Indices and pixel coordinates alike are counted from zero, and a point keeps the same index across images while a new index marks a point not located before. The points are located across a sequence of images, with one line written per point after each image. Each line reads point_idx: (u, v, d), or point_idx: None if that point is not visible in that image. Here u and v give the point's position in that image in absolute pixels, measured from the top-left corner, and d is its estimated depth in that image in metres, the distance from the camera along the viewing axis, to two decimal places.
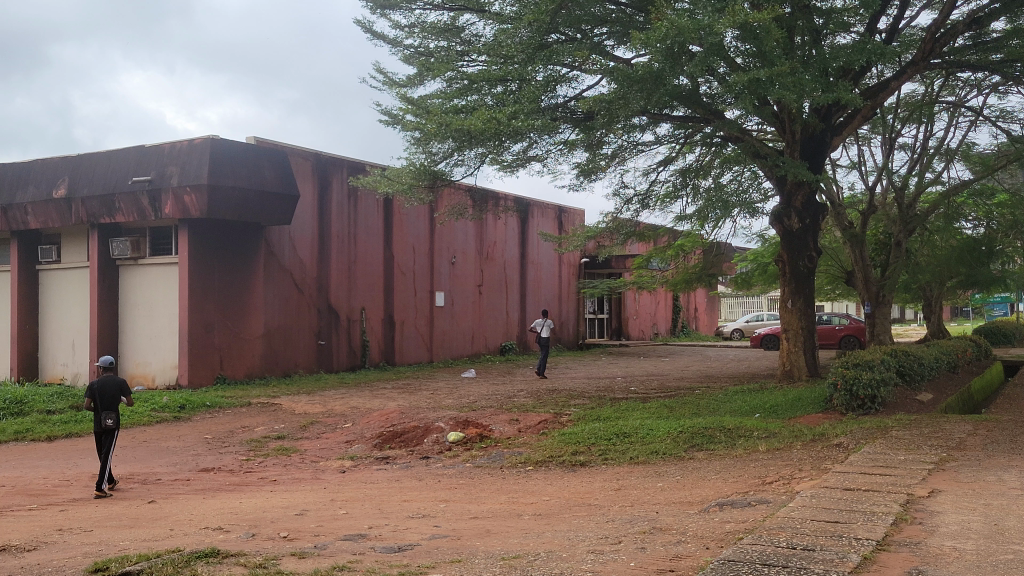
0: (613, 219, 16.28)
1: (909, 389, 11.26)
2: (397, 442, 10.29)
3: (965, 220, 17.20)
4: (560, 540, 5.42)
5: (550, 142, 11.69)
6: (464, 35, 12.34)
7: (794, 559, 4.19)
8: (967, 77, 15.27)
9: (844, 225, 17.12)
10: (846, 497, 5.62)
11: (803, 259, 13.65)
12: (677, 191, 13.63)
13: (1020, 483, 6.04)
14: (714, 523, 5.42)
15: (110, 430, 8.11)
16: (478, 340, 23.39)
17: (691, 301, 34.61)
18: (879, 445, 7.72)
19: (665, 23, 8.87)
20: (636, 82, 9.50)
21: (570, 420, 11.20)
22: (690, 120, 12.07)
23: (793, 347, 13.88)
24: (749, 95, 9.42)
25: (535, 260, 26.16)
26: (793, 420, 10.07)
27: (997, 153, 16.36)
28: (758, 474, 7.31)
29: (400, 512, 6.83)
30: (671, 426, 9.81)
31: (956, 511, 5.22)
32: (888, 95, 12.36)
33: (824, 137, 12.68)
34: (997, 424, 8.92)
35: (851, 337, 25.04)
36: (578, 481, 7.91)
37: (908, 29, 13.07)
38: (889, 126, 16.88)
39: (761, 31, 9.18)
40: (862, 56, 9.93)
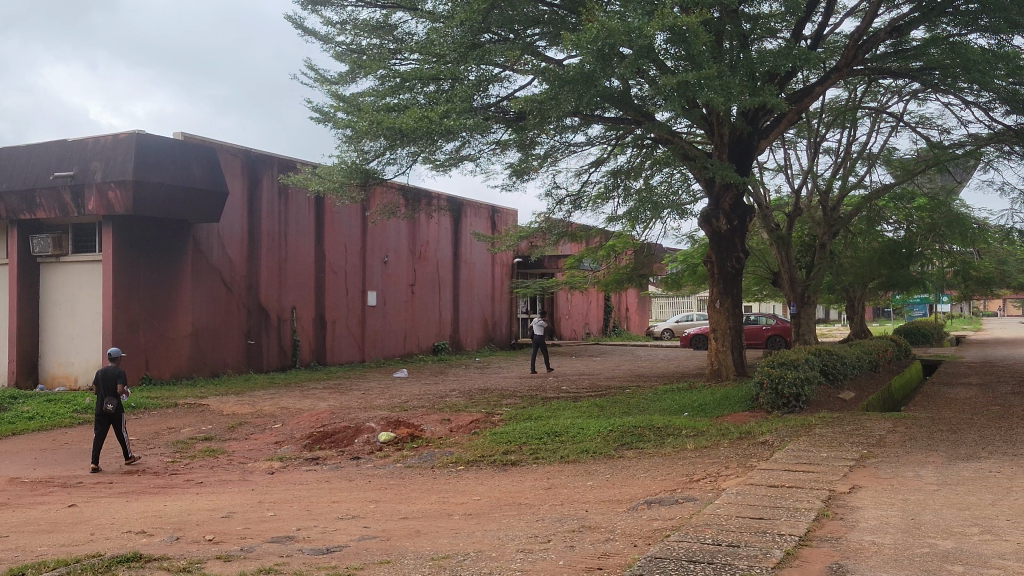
0: (545, 219, 16.33)
1: (831, 388, 11.52)
2: (327, 443, 10.19)
3: (887, 223, 17.65)
4: (490, 540, 5.42)
5: (483, 142, 11.69)
6: (396, 33, 12.29)
7: (719, 556, 4.25)
8: (889, 83, 15.67)
9: (770, 227, 17.43)
10: (770, 494, 5.73)
11: (731, 260, 13.87)
12: (609, 192, 13.73)
13: (936, 480, 6.23)
14: (642, 520, 5.48)
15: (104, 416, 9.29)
16: (410, 340, 23.28)
17: (622, 302, 34.99)
18: (803, 442, 7.88)
19: (595, 24, 8.96)
20: (567, 83, 9.56)
21: (502, 420, 11.22)
22: (622, 121, 12.17)
23: (721, 347, 14.11)
24: (678, 98, 9.53)
25: (467, 259, 26.14)
26: (720, 419, 10.22)
27: (916, 159, 16.83)
28: (685, 472, 7.40)
29: (329, 514, 6.75)
30: (602, 425, 9.88)
31: (875, 506, 5.35)
32: (813, 100, 12.64)
33: (751, 139, 12.89)
34: (915, 422, 9.17)
35: (777, 337, 25.55)
36: (508, 480, 7.93)
37: (832, 36, 13.37)
38: (814, 130, 17.24)
39: (690, 34, 9.26)
40: (787, 62, 10.10)
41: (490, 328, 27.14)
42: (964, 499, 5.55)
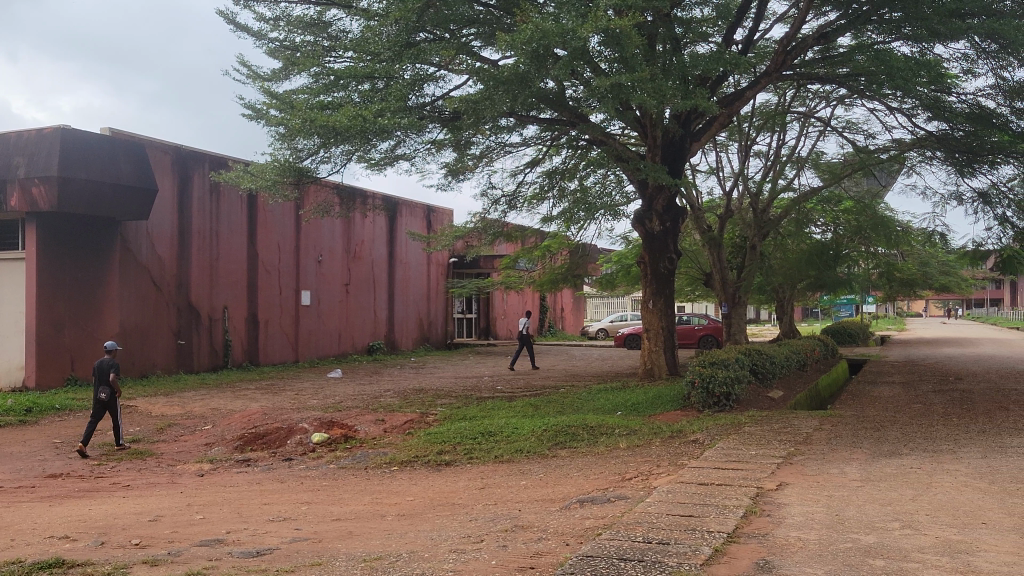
0: (481, 219, 16.34)
1: (760, 386, 11.73)
2: (259, 444, 10.06)
3: (815, 225, 18.04)
4: (422, 540, 5.41)
5: (418, 141, 11.65)
6: (330, 30, 12.17)
7: (649, 553, 4.30)
8: (817, 89, 16.02)
9: (703, 229, 17.66)
10: (700, 492, 5.81)
11: (664, 260, 14.03)
12: (544, 192, 13.79)
13: (860, 476, 6.39)
14: (574, 519, 5.52)
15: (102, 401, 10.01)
16: (345, 339, 23.09)
17: (557, 302, 35.18)
18: (732, 440, 8.02)
19: (530, 26, 8.98)
20: (502, 83, 9.58)
21: (436, 420, 11.17)
22: (557, 123, 12.23)
23: (654, 346, 14.28)
24: (612, 100, 9.61)
25: (403, 259, 26.03)
26: (652, 417, 10.36)
27: (843, 162, 17.22)
28: (617, 471, 7.47)
29: (259, 516, 6.66)
30: (536, 424, 9.92)
31: (801, 503, 5.47)
32: (744, 104, 12.85)
33: (683, 142, 13.06)
34: (840, 420, 9.38)
35: (709, 337, 25.93)
36: (442, 480, 7.91)
37: (762, 41, 13.63)
38: (745, 134, 17.53)
39: (624, 37, 9.35)
40: (718, 66, 10.24)
41: (426, 328, 27.05)
42: (885, 494, 5.70)
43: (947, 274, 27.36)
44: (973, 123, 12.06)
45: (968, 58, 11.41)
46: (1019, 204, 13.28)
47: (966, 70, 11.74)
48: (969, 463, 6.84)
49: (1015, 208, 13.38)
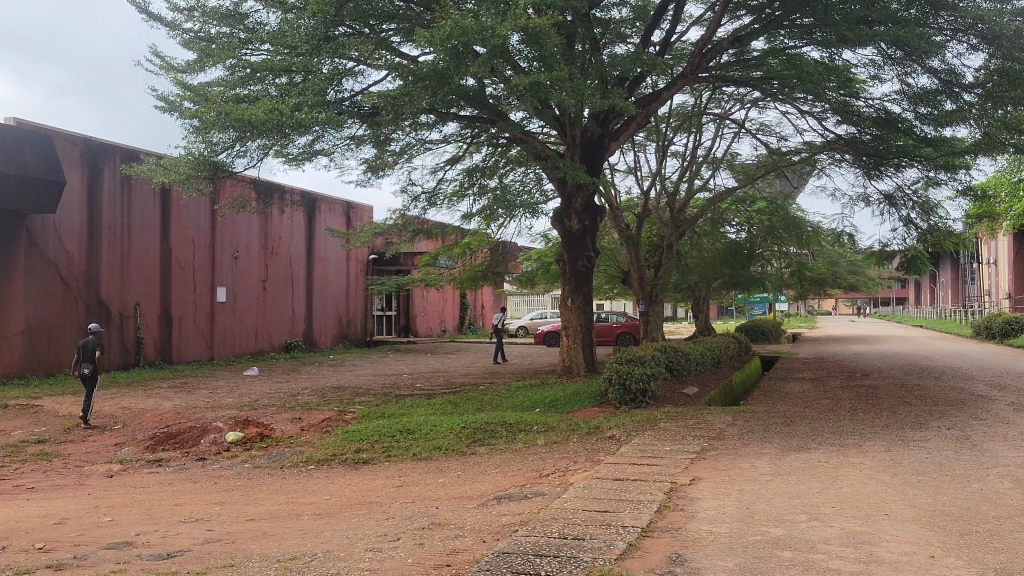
0: (401, 216, 16.22)
1: (676, 383, 11.91)
2: (171, 444, 9.84)
3: (729, 225, 18.45)
4: (338, 539, 5.36)
5: (337, 136, 11.53)
6: (247, 22, 11.97)
7: (565, 549, 4.34)
8: (732, 91, 16.34)
9: (621, 227, 17.86)
10: (615, 487, 5.88)
11: (583, 259, 14.14)
12: (464, 190, 13.78)
13: (770, 470, 6.54)
14: (491, 516, 5.54)
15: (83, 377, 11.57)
16: (261, 337, 22.71)
17: (478, 299, 35.24)
18: (648, 436, 8.14)
19: (449, 22, 8.95)
20: (422, 79, 9.55)
21: (355, 418, 11.08)
22: (477, 121, 12.23)
23: (573, 344, 14.41)
24: (531, 98, 9.65)
25: (321, 255, 25.74)
26: (571, 414, 10.48)
27: (757, 164, 17.64)
28: (534, 467, 7.51)
29: (171, 517, 6.52)
30: (455, 421, 9.91)
31: (713, 497, 5.58)
32: (661, 105, 13.03)
33: (602, 141, 13.19)
34: (753, 416, 9.59)
35: (627, 334, 26.27)
36: (358, 479, 7.83)
37: (679, 43, 13.84)
38: (662, 134, 17.78)
39: (543, 36, 9.39)
40: (636, 66, 10.30)
41: (345, 326, 26.80)
42: (794, 488, 5.85)
43: (854, 274, 28.29)
44: (880, 127, 12.44)
45: (875, 64, 11.77)
46: (922, 206, 13.76)
47: (873, 76, 12.11)
48: (873, 456, 7.06)
49: (918, 210, 13.86)
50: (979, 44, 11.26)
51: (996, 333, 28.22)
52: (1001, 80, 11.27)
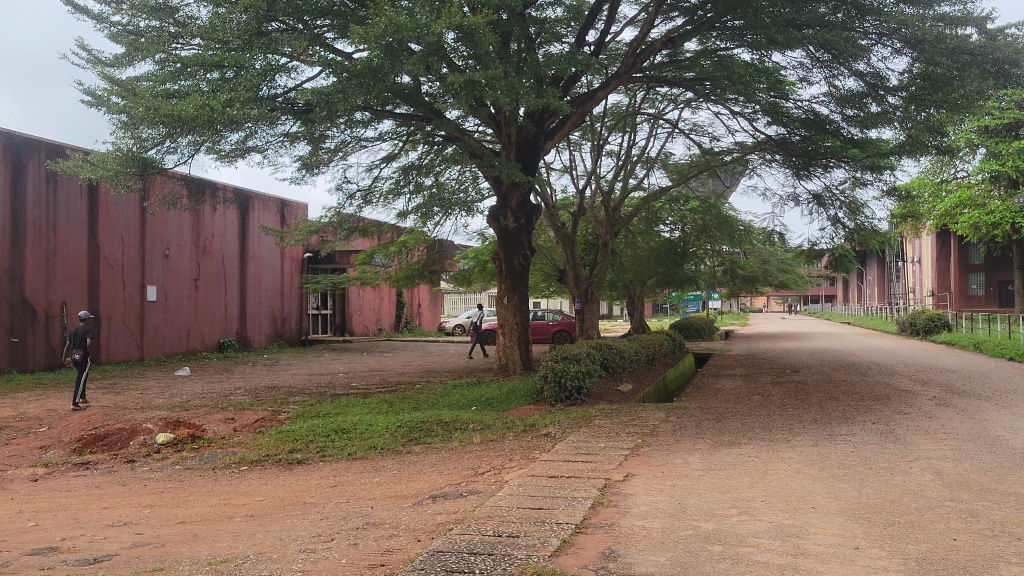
0: (336, 215, 16.02)
1: (611, 380, 12.00)
2: (99, 446, 9.61)
3: (663, 224, 18.71)
4: (272, 540, 5.30)
5: (270, 133, 11.39)
6: (177, 16, 11.69)
7: (499, 547, 4.35)
8: (665, 91, 16.54)
9: (557, 226, 17.93)
10: (550, 484, 5.91)
11: (519, 257, 14.18)
12: (400, 188, 13.73)
13: (702, 465, 6.64)
14: (427, 515, 5.52)
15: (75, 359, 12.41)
16: (193, 336, 22.31)
17: (414, 297, 35.12)
18: (583, 433, 8.20)
19: (383, 19, 8.90)
20: (356, 76, 9.47)
21: (289, 418, 10.96)
22: (413, 118, 12.17)
23: (508, 341, 14.44)
24: (466, 96, 9.63)
25: (255, 254, 25.39)
26: (506, 412, 10.50)
27: (690, 163, 17.89)
28: (470, 465, 7.51)
29: (98, 522, 6.38)
30: (390, 421, 9.87)
31: (646, 493, 5.64)
32: (595, 104, 13.14)
33: (537, 140, 13.23)
34: (685, 412, 9.73)
35: (563, 332, 26.39)
36: (293, 479, 7.76)
37: (613, 43, 13.97)
38: (597, 133, 17.92)
39: (479, 34, 9.38)
40: (571, 66, 10.34)
41: (279, 324, 26.47)
42: (725, 482, 5.95)
43: (784, 272, 28.85)
44: (809, 129, 12.69)
45: (803, 66, 12.00)
46: (849, 206, 14.07)
47: (802, 78, 12.35)
48: (801, 451, 7.21)
49: (845, 210, 14.17)
50: (903, 48, 11.59)
51: (919, 330, 29.03)
52: (924, 83, 11.64)
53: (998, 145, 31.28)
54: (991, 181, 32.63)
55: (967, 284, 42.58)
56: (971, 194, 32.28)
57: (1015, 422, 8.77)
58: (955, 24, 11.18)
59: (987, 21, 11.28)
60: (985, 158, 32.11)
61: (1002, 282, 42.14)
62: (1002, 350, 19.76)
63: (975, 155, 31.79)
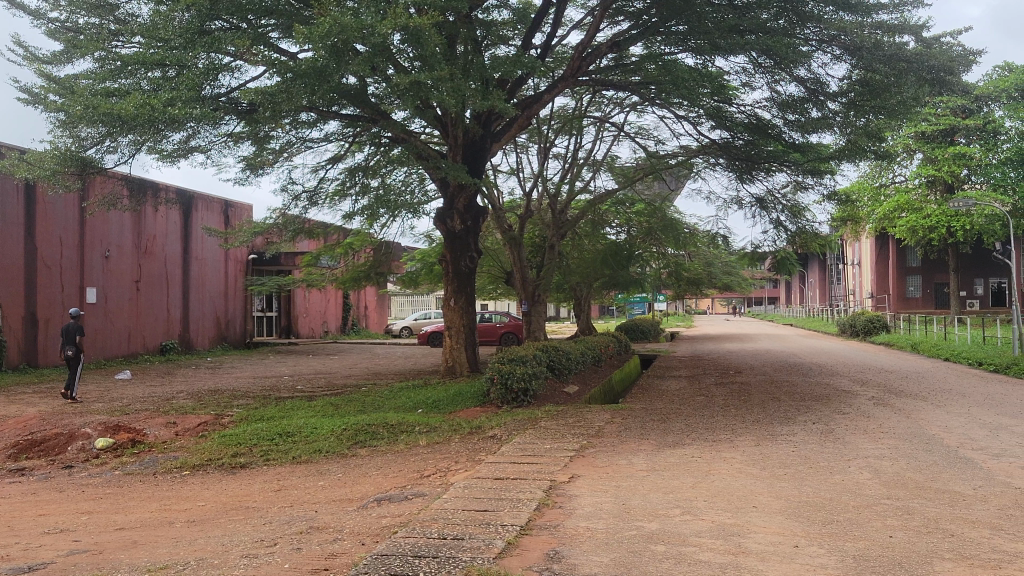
0: (281, 215, 15.83)
1: (557, 382, 12.04)
2: (36, 452, 9.40)
3: (610, 226, 18.94)
4: (213, 546, 5.23)
5: (213, 133, 11.23)
6: (117, 13, 11.54)
7: (444, 549, 4.34)
8: (611, 95, 16.67)
9: (504, 227, 17.93)
10: (495, 486, 5.92)
11: (466, 259, 14.16)
12: (346, 189, 13.62)
13: (647, 466, 6.69)
14: (371, 518, 5.49)
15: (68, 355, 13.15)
16: (134, 339, 21.92)
17: (360, 299, 34.91)
18: (529, 435, 8.21)
19: (327, 19, 8.84)
20: (301, 76, 9.38)
21: (232, 422, 10.82)
22: (359, 119, 12.10)
23: (455, 343, 14.39)
24: (411, 97, 9.60)
25: (198, 255, 25.03)
26: (453, 414, 10.47)
27: (636, 167, 18.03)
28: (416, 468, 7.49)
29: (33, 529, 6.23)
30: (335, 423, 9.80)
31: (591, 494, 5.68)
32: (542, 107, 13.17)
33: (484, 142, 13.22)
34: (630, 413, 9.80)
35: (510, 334, 26.44)
36: (236, 484, 7.66)
37: (559, 47, 14.04)
38: (544, 136, 17.99)
39: (425, 36, 9.37)
40: (517, 68, 10.36)
41: (223, 326, 26.11)
42: (669, 482, 6.01)
43: (728, 274, 29.20)
44: (752, 133, 12.87)
45: (746, 72, 12.17)
46: (791, 209, 14.29)
47: (744, 83, 12.52)
48: (744, 451, 7.31)
49: (788, 213, 14.40)
50: (842, 54, 11.81)
51: (859, 331, 29.61)
52: (863, 90, 11.89)
53: (934, 150, 32.06)
54: (928, 186, 33.44)
55: (904, 286, 43.52)
56: (909, 198, 33.06)
57: (949, 421, 8.99)
58: (893, 32, 11.42)
59: (923, 30, 11.55)
60: (922, 162, 32.90)
61: (938, 285, 43.51)
62: (938, 350, 20.25)
63: (912, 160, 32.57)
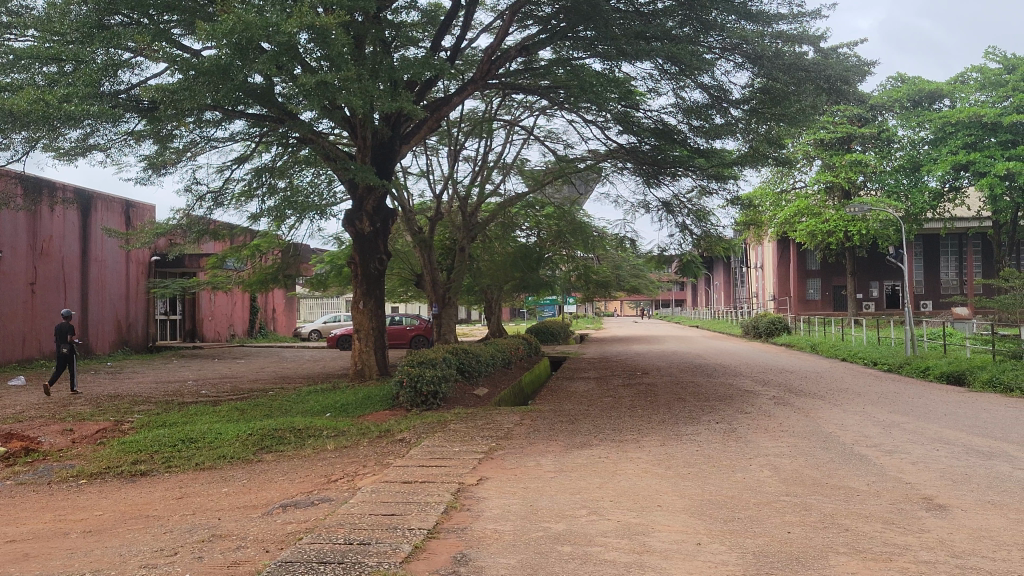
0: (184, 216, 15.43)
1: (467, 384, 12.04)
2: None
3: (520, 229, 19.17)
4: (110, 557, 5.07)
5: (113, 131, 10.92)
6: (11, 5, 11.12)
7: (349, 555, 4.30)
8: (520, 98, 16.74)
9: (413, 230, 17.82)
10: (403, 489, 5.89)
11: (375, 261, 14.04)
12: (252, 190, 13.36)
13: (554, 467, 6.75)
14: (276, 525, 5.40)
15: (64, 352, 14.11)
16: (30, 344, 21.09)
17: (268, 302, 34.32)
18: (437, 438, 8.19)
19: (232, 16, 8.68)
20: (203, 74, 9.16)
21: (132, 428, 10.52)
22: (266, 120, 11.88)
23: (364, 347, 14.26)
24: (317, 98, 9.46)
25: (98, 256, 24.26)
26: (361, 417, 10.38)
27: (545, 170, 18.15)
28: (323, 473, 7.39)
29: None
30: (241, 429, 9.62)
31: (499, 495, 5.68)
32: (452, 109, 13.16)
33: (393, 144, 13.13)
34: (539, 415, 9.86)
35: (420, 337, 26.33)
36: (135, 492, 7.44)
37: (469, 50, 14.05)
38: (454, 139, 17.98)
39: (332, 36, 9.24)
40: (425, 70, 10.31)
41: (124, 330, 25.35)
42: (576, 483, 6.07)
43: (636, 278, 29.67)
44: (658, 138, 13.07)
45: (653, 78, 12.36)
46: (696, 214, 14.57)
47: (651, 89, 12.71)
48: (649, 451, 7.44)
49: (692, 217, 14.66)
50: (744, 62, 12.05)
51: (762, 333, 30.38)
52: (765, 97, 12.19)
53: (833, 157, 33.09)
54: (826, 192, 34.51)
55: (805, 289, 44.74)
56: (808, 204, 33.90)
57: (845, 420, 9.27)
58: (793, 42, 11.73)
59: (821, 40, 11.90)
60: (820, 169, 33.85)
61: (836, 287, 44.92)
62: (836, 351, 20.82)
63: (812, 167, 33.42)
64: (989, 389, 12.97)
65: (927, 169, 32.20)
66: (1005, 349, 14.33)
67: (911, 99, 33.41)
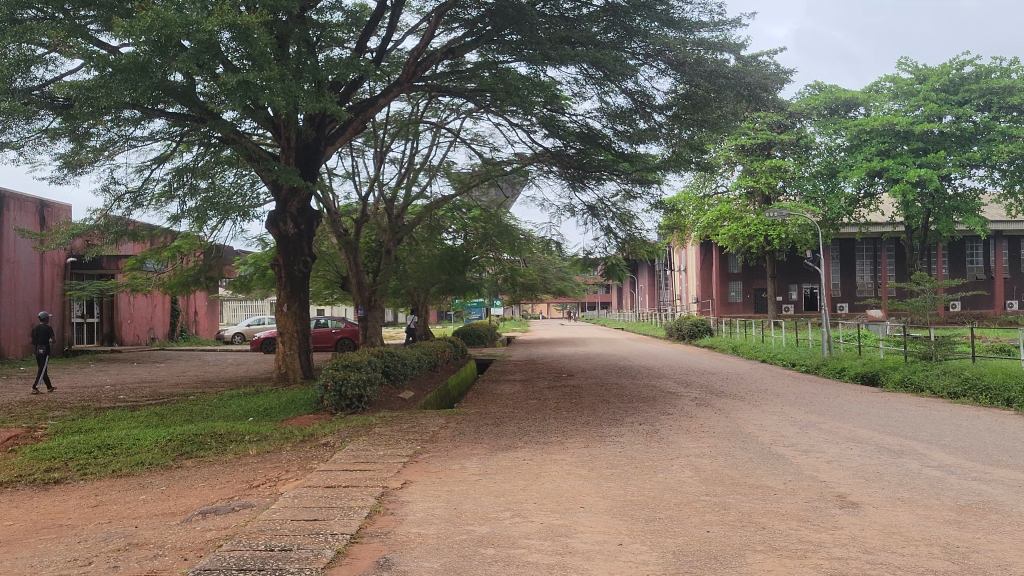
0: (102, 216, 15.04)
1: (392, 387, 11.96)
2: None
3: (447, 231, 19.11)
4: (21, 568, 4.91)
5: (26, 127, 10.60)
6: None
7: (270, 561, 4.24)
8: (446, 100, 16.71)
9: (339, 232, 17.65)
10: (326, 494, 5.83)
11: (299, 263, 13.88)
12: (173, 190, 13.09)
13: (478, 470, 6.75)
14: (195, 532, 5.30)
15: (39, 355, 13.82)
16: None
17: (189, 305, 33.65)
18: (362, 441, 8.14)
19: (150, 13, 8.50)
20: (121, 72, 8.90)
21: (47, 435, 10.21)
22: (187, 119, 11.64)
23: (288, 350, 14.12)
24: (239, 97, 9.29)
25: (9, 258, 23.48)
26: (284, 422, 10.26)
27: (471, 173, 18.15)
28: (244, 479, 7.28)
29: None
30: (160, 434, 9.42)
31: (423, 499, 5.67)
32: (377, 111, 13.06)
33: (317, 145, 13.00)
34: (464, 417, 9.87)
35: (346, 341, 26.09)
36: (48, 501, 7.22)
37: (394, 51, 13.97)
38: (380, 140, 17.87)
39: (254, 34, 9.10)
40: (349, 70, 10.22)
41: None
42: (500, 485, 6.09)
43: (562, 280, 29.89)
44: (583, 142, 13.18)
45: (577, 82, 12.45)
46: (621, 217, 14.73)
47: (576, 94, 12.81)
48: (573, 452, 7.49)
49: (617, 221, 14.82)
50: (666, 69, 12.24)
51: (685, 335, 30.86)
52: (686, 104, 12.36)
53: (752, 163, 33.76)
54: (747, 197, 35.22)
55: (726, 292, 45.58)
56: (730, 208, 34.57)
57: (763, 420, 9.47)
58: (713, 50, 11.98)
59: (741, 49, 12.17)
60: (741, 174, 34.38)
61: (757, 290, 45.85)
62: (755, 352, 21.22)
63: (733, 172, 34.05)
64: (902, 389, 13.39)
65: (844, 175, 33.12)
66: (915, 350, 14.80)
67: (827, 107, 34.34)
